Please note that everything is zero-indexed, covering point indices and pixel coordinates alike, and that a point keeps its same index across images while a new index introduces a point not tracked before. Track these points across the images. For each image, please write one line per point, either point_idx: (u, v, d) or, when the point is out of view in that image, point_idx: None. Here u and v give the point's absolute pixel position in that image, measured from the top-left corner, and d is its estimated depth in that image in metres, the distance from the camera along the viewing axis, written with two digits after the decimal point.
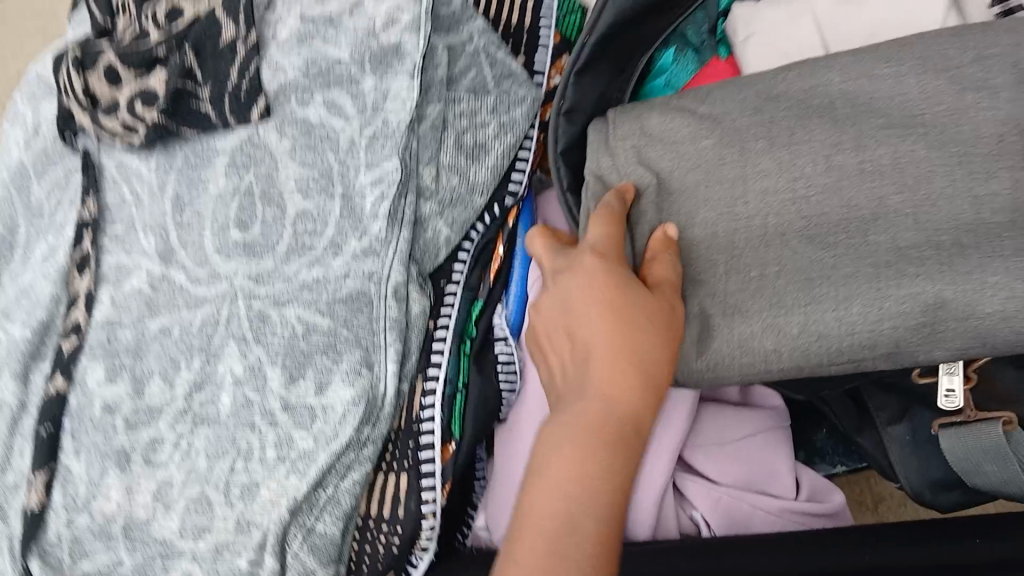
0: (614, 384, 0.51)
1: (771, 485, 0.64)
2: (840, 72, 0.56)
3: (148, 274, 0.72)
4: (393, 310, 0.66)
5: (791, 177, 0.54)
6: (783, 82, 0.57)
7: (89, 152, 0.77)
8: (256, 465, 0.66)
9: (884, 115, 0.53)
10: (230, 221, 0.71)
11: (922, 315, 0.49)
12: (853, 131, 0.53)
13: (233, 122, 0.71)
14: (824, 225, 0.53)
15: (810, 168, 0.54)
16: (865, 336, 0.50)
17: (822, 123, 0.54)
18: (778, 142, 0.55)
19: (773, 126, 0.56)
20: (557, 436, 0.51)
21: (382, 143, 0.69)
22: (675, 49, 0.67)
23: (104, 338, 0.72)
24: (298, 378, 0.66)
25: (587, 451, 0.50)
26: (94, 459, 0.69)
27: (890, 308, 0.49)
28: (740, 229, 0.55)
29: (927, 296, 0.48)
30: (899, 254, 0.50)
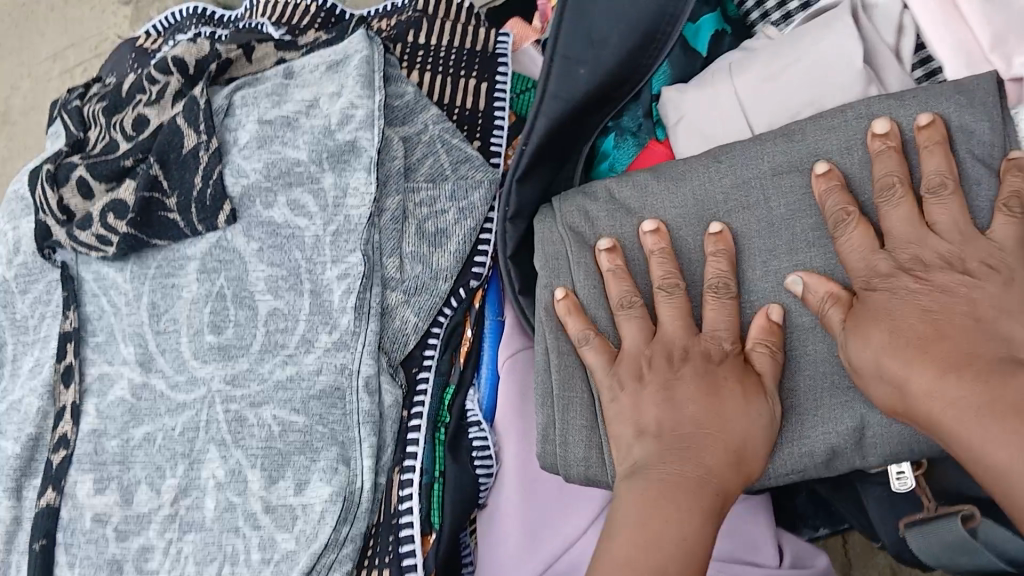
0: (708, 456, 0.49)
1: (757, 555, 0.62)
2: (767, 162, 0.57)
3: (130, 382, 0.73)
4: (366, 403, 0.66)
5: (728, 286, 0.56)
6: (714, 176, 0.58)
7: (67, 266, 0.78)
8: (243, 568, 0.66)
9: (816, 213, 0.55)
10: (204, 326, 0.72)
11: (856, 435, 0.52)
12: (785, 238, 0.56)
13: (200, 228, 0.72)
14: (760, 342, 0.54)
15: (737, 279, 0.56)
16: (807, 450, 0.53)
17: (750, 223, 0.57)
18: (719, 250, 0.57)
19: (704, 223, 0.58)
20: (645, 494, 0.49)
21: (345, 238, 0.70)
22: (614, 137, 0.70)
23: (91, 449, 0.73)
24: (278, 480, 0.67)
25: (672, 514, 0.47)
26: (88, 572, 0.70)
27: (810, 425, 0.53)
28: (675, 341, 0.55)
29: (848, 414, 0.52)
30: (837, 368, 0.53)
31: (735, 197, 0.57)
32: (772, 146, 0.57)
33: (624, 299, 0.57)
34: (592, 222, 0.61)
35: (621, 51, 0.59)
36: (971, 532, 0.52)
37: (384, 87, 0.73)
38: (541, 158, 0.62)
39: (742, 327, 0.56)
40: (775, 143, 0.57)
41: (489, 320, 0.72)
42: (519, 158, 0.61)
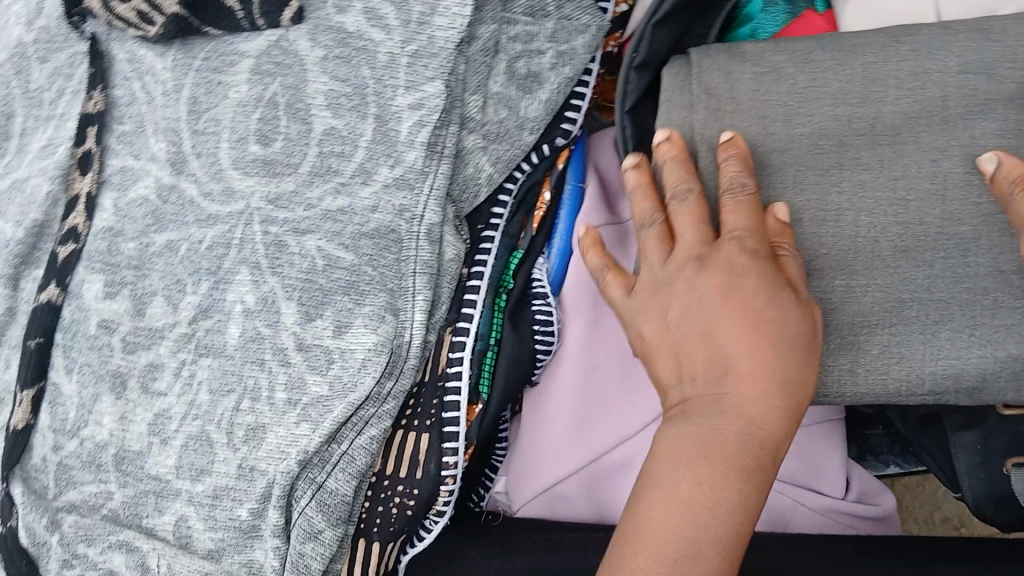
0: (754, 406, 0.47)
1: (822, 484, 0.63)
2: (957, 56, 0.53)
3: (157, 182, 0.66)
4: (425, 252, 0.61)
5: (892, 175, 0.53)
6: (892, 57, 0.54)
7: (98, 40, 0.69)
8: (264, 406, 0.60)
9: (1000, 118, 0.51)
10: (250, 134, 0.64)
11: (1005, 364, 0.50)
12: (961, 138, 0.52)
13: (260, 23, 0.64)
14: (915, 237, 0.52)
15: (900, 172, 0.52)
16: (950, 368, 0.50)
17: (930, 122, 0.52)
18: (882, 142, 0.53)
19: (873, 105, 0.54)
20: (681, 455, 0.48)
21: (425, 63, 0.61)
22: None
23: (105, 248, 0.66)
24: (316, 317, 0.60)
25: (712, 488, 0.46)
26: (88, 382, 0.64)
27: (965, 343, 0.50)
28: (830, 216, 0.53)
29: (1014, 336, 0.50)
30: (1000, 277, 0.50)
31: (909, 85, 0.53)
32: (965, 38, 0.53)
33: (679, 191, 0.54)
34: (732, 85, 0.56)
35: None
36: None
37: None
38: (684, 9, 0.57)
39: (886, 219, 0.52)
40: (966, 37, 0.53)
41: (571, 185, 0.67)
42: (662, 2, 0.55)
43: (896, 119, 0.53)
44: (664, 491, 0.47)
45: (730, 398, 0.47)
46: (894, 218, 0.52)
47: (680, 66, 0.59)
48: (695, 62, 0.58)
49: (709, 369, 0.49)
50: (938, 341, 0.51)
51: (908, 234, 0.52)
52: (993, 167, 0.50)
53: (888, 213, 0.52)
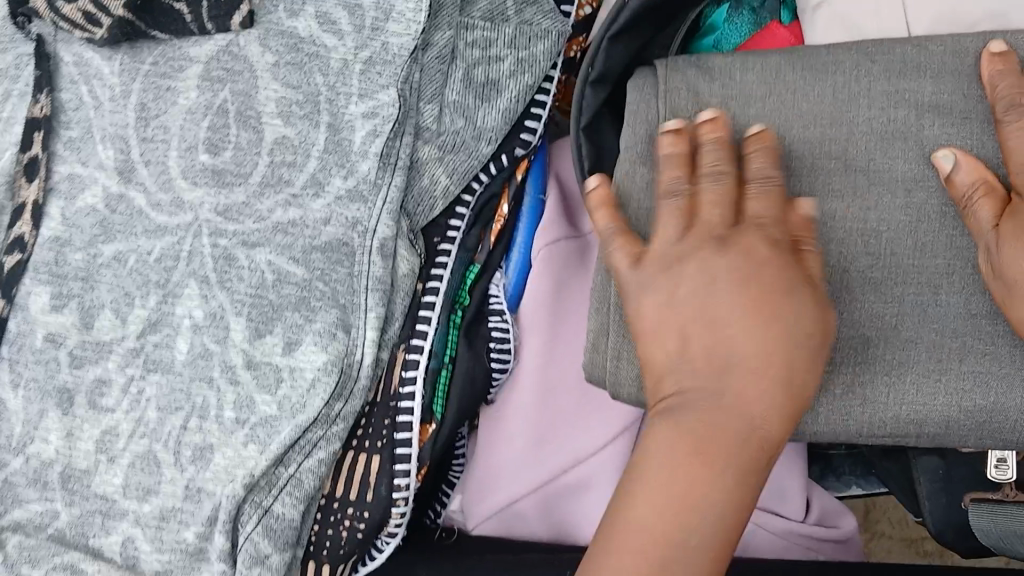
0: (750, 381, 0.42)
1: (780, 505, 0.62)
2: (932, 81, 0.49)
3: (104, 191, 0.63)
4: (378, 267, 0.58)
5: (862, 206, 0.48)
6: (864, 77, 0.50)
7: (43, 41, 0.65)
8: (212, 425, 0.59)
9: (977, 145, 0.48)
10: (199, 142, 0.62)
11: (976, 412, 0.46)
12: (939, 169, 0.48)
13: (209, 27, 0.62)
14: (883, 270, 0.47)
15: (865, 191, 0.48)
16: (914, 412, 0.46)
17: (905, 148, 0.48)
18: (853, 168, 0.49)
19: (844, 126, 0.49)
20: (667, 429, 0.43)
21: (379, 70, 0.60)
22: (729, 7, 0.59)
23: (51, 259, 0.64)
24: (265, 334, 0.59)
25: (699, 472, 0.42)
26: (34, 397, 0.62)
27: (932, 388, 0.46)
28: None
29: (978, 378, 0.46)
30: (973, 316, 0.46)
31: (881, 106, 0.49)
32: (941, 60, 0.49)
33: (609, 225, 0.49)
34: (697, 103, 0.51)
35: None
36: None
37: None
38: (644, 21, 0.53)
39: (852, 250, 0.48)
40: (943, 59, 0.49)
41: (529, 197, 0.64)
42: (618, 12, 0.51)
43: (868, 142, 0.49)
44: (650, 480, 0.43)
45: (739, 384, 0.42)
46: (867, 244, 0.48)
47: (645, 78, 0.54)
48: (660, 73, 0.53)
49: (711, 364, 0.43)
50: (906, 381, 0.46)
51: (880, 266, 0.47)
52: (948, 166, 0.47)
53: (858, 242, 0.48)
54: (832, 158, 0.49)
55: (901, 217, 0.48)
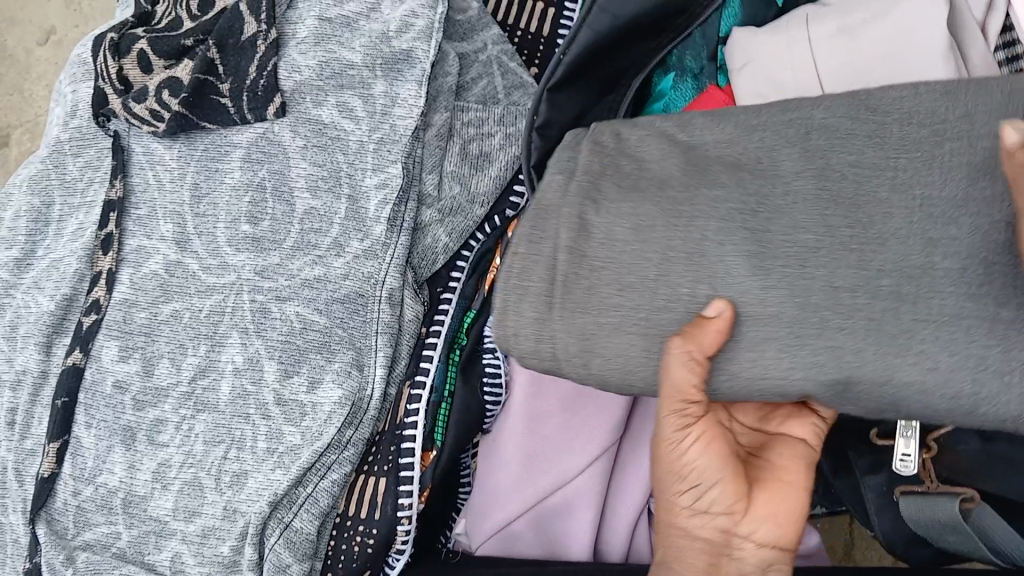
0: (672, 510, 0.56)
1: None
2: None
3: (165, 259, 0.75)
4: (386, 314, 0.68)
5: (750, 206, 0.48)
6: (759, 105, 0.52)
7: (119, 136, 0.78)
8: (248, 454, 0.68)
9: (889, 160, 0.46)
10: (242, 215, 0.72)
11: (836, 387, 0.46)
12: (836, 179, 0.47)
13: (250, 117, 0.72)
14: (773, 253, 0.47)
15: (786, 192, 0.47)
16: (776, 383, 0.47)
17: (794, 157, 0.48)
18: (745, 168, 0.49)
19: (741, 131, 0.50)
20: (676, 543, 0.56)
21: (389, 149, 0.70)
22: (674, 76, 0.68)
23: (121, 318, 0.75)
24: (293, 374, 0.68)
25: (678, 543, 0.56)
26: (103, 435, 0.73)
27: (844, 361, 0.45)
28: (670, 217, 0.49)
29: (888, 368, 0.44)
30: (869, 312, 0.45)
31: (794, 116, 0.49)
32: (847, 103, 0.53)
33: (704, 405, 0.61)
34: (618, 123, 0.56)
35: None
36: (965, 513, 0.55)
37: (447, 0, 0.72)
38: (586, 70, 0.59)
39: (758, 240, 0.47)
40: None
41: None
42: (557, 67, 0.58)
43: (776, 143, 0.49)
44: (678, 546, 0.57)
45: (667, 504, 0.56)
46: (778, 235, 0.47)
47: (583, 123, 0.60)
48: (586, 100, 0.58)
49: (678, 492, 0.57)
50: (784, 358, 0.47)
51: (767, 255, 0.47)
52: (1015, 139, 0.39)
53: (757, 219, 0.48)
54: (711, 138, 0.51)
55: (815, 212, 0.47)
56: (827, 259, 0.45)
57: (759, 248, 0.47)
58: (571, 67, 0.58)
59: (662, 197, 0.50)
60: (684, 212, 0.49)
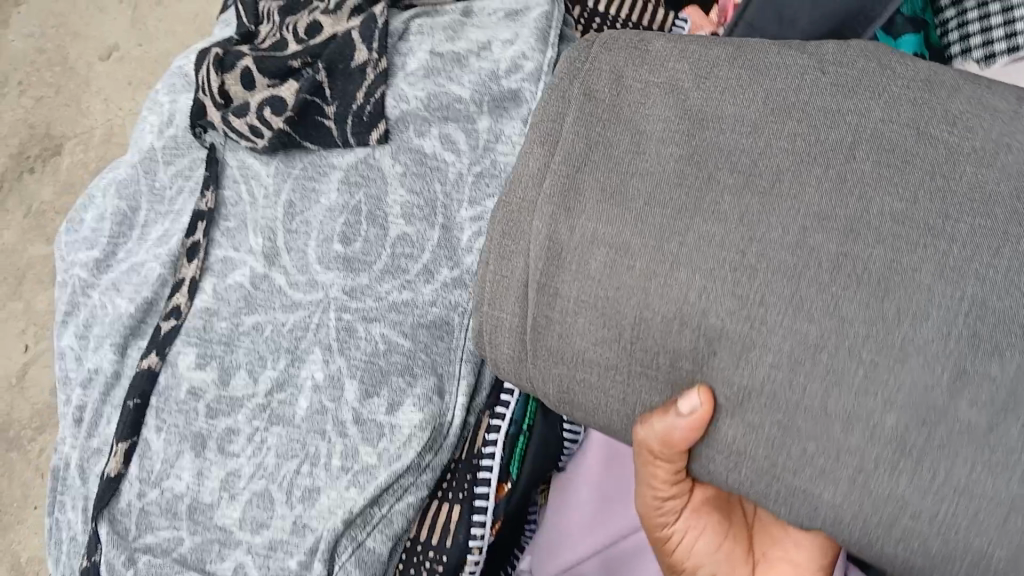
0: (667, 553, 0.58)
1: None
2: None
3: (252, 272, 0.76)
4: (472, 343, 0.70)
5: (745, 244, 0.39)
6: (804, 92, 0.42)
7: (215, 148, 0.81)
8: (321, 470, 0.68)
9: None
10: (335, 234, 0.73)
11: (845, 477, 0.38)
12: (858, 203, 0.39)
13: (352, 141, 0.74)
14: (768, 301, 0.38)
15: (817, 225, 0.39)
16: (792, 475, 0.39)
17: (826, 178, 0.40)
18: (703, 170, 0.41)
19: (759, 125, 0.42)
20: None
21: (487, 182, 0.72)
22: None
23: (200, 325, 0.76)
24: (373, 395, 0.68)
25: None
26: (173, 440, 0.73)
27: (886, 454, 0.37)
28: (666, 228, 0.41)
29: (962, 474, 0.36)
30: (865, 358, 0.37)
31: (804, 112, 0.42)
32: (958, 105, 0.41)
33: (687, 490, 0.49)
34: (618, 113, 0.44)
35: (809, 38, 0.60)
36: None
37: (557, 46, 0.75)
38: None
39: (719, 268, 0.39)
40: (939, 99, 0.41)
41: None
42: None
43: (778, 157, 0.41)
44: None
45: None
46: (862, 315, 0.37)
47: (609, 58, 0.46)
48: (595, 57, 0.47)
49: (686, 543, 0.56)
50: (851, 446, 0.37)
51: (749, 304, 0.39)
52: None
53: (830, 286, 0.38)
54: (745, 138, 0.42)
55: (929, 257, 0.37)
56: (901, 320, 0.37)
57: (813, 336, 0.38)
58: None
59: (680, 166, 0.42)
60: (746, 265, 0.39)
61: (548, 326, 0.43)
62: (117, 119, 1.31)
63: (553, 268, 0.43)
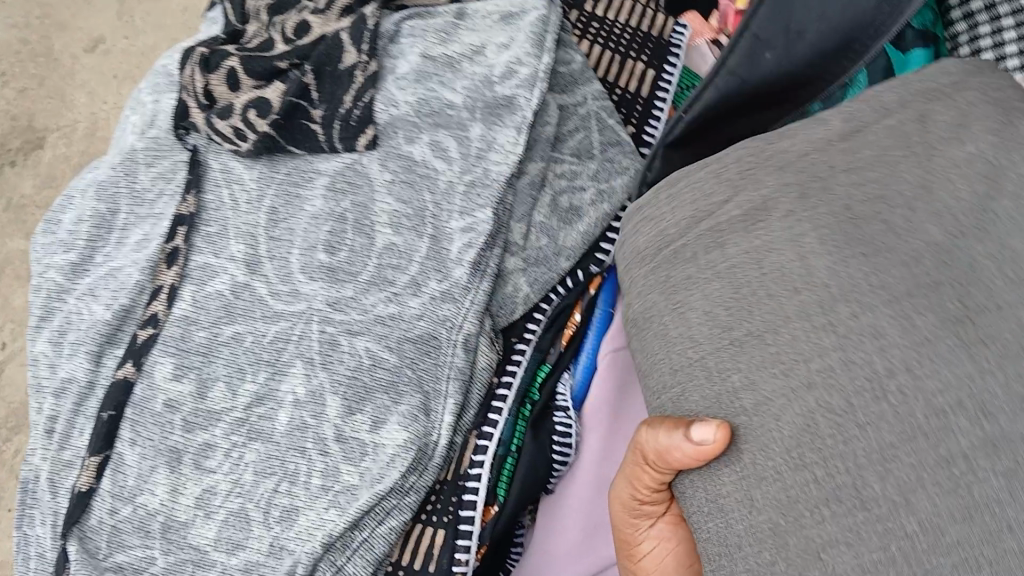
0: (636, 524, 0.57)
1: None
2: None
3: (232, 280, 0.73)
4: (460, 360, 0.67)
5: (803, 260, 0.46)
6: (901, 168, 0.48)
7: (197, 151, 0.78)
8: (300, 489, 0.65)
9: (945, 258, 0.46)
10: (319, 243, 0.71)
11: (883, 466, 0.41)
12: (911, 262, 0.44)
13: (339, 146, 0.72)
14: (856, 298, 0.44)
15: (892, 271, 0.44)
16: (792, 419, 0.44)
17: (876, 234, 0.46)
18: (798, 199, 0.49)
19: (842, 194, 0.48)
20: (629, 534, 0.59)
21: (478, 192, 0.69)
22: None
23: (178, 335, 0.72)
24: (356, 412, 0.66)
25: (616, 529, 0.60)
26: (147, 454, 0.70)
27: (897, 434, 0.41)
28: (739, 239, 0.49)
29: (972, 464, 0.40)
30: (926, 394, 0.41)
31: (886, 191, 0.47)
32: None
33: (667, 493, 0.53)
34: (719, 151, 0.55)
35: (815, 51, 0.57)
36: None
37: (553, 52, 0.72)
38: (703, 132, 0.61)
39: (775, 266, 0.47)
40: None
41: (599, 309, 0.71)
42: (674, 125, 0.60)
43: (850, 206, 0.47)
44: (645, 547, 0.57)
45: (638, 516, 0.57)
46: (945, 337, 0.42)
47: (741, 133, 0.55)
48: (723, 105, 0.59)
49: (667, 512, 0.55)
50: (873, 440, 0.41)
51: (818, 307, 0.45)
52: None
53: (919, 349, 0.42)
54: (844, 192, 0.48)
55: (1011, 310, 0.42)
56: (967, 353, 0.41)
57: (881, 370, 0.42)
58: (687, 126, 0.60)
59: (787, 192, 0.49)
60: (847, 294, 0.44)
61: (675, 263, 0.52)
62: (101, 113, 1.28)
63: (731, 228, 0.50)
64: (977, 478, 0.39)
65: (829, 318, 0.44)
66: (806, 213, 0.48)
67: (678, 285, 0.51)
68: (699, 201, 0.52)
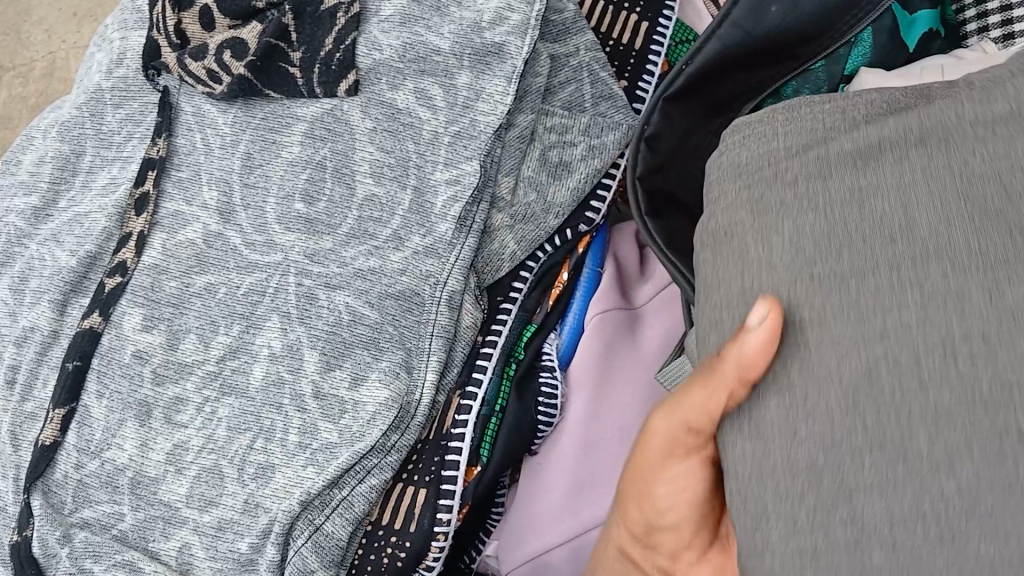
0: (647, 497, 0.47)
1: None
2: None
3: (204, 228, 0.70)
4: (443, 317, 0.64)
5: (906, 201, 0.35)
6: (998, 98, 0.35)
7: (168, 92, 0.74)
8: (276, 446, 0.63)
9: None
10: (296, 192, 0.68)
11: (924, 464, 0.32)
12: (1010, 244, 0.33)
13: (318, 91, 0.68)
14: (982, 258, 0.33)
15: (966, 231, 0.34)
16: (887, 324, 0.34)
17: (985, 218, 0.34)
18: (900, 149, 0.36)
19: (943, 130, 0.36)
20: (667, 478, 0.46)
21: (465, 144, 0.66)
22: None
23: (148, 284, 0.70)
24: (335, 368, 0.64)
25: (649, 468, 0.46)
26: (115, 407, 0.67)
27: (925, 423, 0.33)
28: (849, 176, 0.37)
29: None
30: (944, 405, 0.32)
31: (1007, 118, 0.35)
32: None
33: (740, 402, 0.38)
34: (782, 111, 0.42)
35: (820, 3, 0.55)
36: None
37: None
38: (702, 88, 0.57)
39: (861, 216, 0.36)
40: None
41: (587, 268, 0.69)
42: (674, 78, 0.56)
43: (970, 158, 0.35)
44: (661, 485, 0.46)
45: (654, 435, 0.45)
46: (972, 406, 0.32)
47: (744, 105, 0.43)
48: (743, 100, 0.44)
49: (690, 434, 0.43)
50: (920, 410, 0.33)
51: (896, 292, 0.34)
52: None
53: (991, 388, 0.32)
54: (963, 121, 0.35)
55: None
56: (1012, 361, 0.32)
57: (938, 339, 0.33)
58: (689, 81, 0.56)
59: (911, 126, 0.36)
60: (948, 253, 0.34)
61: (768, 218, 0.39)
62: (58, 51, 1.22)
63: (841, 162, 0.38)
64: (938, 470, 0.32)
65: (930, 302, 0.33)
66: (913, 149, 0.36)
67: (769, 204, 0.38)
68: (818, 130, 0.40)
